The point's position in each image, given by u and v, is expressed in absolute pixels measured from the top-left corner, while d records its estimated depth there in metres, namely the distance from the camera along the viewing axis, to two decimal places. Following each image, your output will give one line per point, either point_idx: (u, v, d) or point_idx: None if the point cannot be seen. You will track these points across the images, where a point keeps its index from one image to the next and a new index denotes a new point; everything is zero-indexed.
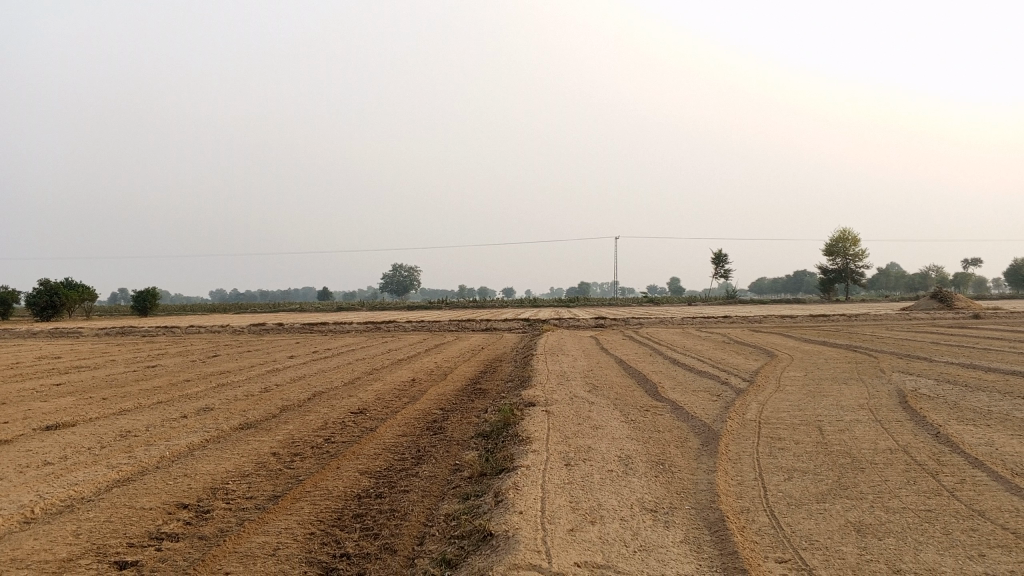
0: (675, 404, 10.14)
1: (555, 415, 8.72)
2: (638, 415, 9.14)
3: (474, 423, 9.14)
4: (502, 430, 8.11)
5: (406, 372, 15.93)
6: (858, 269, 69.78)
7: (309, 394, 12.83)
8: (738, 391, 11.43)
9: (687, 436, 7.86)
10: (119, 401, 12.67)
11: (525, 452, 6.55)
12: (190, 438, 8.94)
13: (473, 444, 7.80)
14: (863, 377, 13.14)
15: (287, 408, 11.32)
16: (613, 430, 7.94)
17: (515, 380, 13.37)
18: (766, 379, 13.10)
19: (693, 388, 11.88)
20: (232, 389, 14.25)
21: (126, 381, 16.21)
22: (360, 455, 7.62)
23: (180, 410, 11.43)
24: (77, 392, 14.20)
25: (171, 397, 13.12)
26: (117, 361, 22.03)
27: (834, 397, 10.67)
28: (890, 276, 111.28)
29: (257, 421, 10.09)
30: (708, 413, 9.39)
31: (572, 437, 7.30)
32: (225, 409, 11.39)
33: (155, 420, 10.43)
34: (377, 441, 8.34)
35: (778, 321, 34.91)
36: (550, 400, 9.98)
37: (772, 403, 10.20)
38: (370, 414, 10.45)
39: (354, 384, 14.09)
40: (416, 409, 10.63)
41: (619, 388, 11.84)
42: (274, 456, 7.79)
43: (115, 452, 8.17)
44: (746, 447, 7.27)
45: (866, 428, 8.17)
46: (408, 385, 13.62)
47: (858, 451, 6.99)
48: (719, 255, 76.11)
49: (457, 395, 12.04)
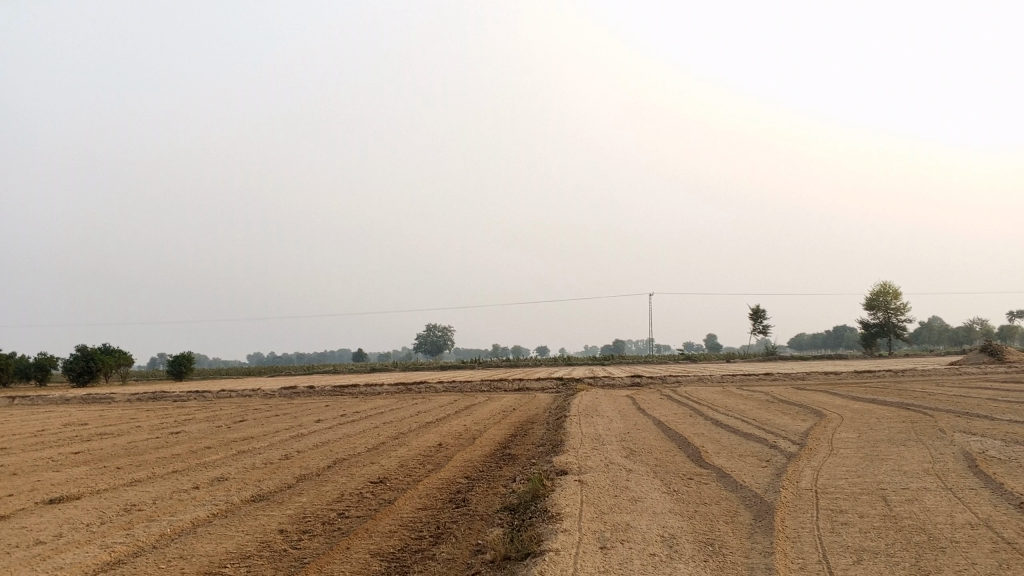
0: (720, 471, 9.32)
1: (589, 485, 7.98)
2: (681, 484, 8.35)
3: (500, 495, 8.42)
4: (530, 504, 7.38)
5: (433, 436, 15.21)
6: (900, 323, 67.96)
7: (330, 461, 12.18)
8: (788, 456, 10.55)
9: (737, 509, 7.09)
10: (132, 471, 12.12)
11: (554, 532, 5.82)
12: (195, 512, 8.33)
13: (498, 519, 7.08)
14: (923, 437, 12.14)
15: (304, 477, 10.67)
16: (654, 503, 7.17)
17: (547, 445, 12.58)
18: (816, 441, 12.14)
19: (739, 452, 11.02)
20: (252, 456, 13.64)
21: (146, 449, 15.68)
22: (374, 533, 6.95)
23: (194, 480, 10.83)
24: (93, 461, 13.69)
25: (187, 465, 12.54)
26: (142, 426, 21.56)
27: (895, 461, 9.75)
28: (932, 329, 108.48)
29: (270, 493, 9.44)
30: (758, 481, 8.56)
31: (608, 513, 6.56)
32: (239, 479, 10.78)
33: (164, 492, 9.83)
34: (394, 516, 7.64)
35: (821, 378, 33.66)
36: (584, 468, 9.22)
37: (828, 469, 9.31)
38: (390, 483, 9.76)
39: (378, 450, 13.42)
40: (439, 478, 9.93)
41: (657, 453, 11.05)
42: (280, 534, 7.12)
43: (113, 530, 7.57)
44: (804, 522, 6.47)
45: (938, 498, 7.29)
46: (433, 451, 12.92)
47: (933, 527, 6.13)
48: (756, 310, 74.64)
49: (485, 461, 11.32)
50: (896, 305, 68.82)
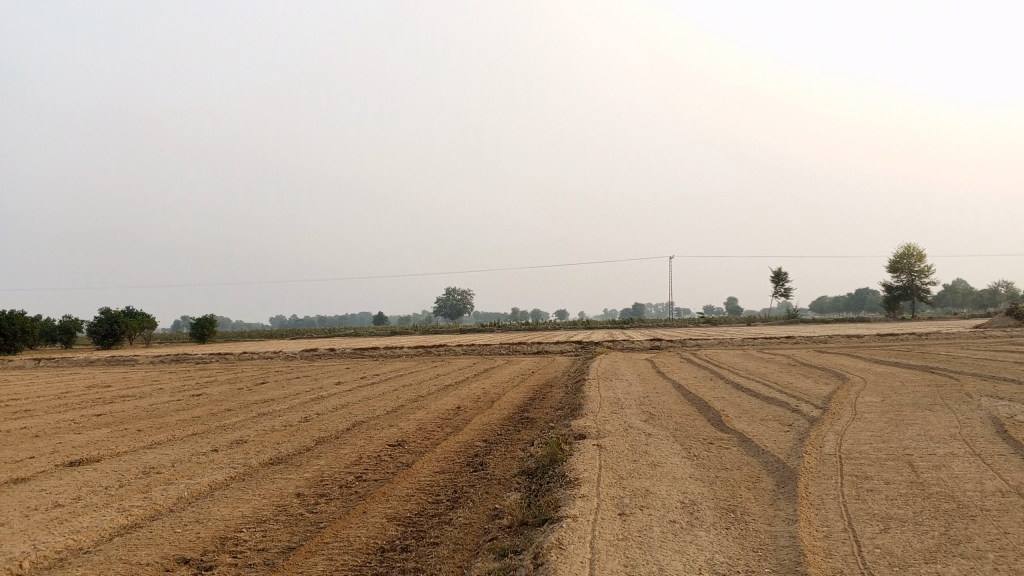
0: (742, 436, 9.17)
1: (608, 449, 7.86)
2: (701, 449, 8.23)
3: (518, 459, 8.34)
4: (549, 468, 7.28)
5: (452, 399, 15.17)
6: (924, 286, 67.17)
7: (349, 424, 12.16)
8: (811, 420, 10.39)
9: (760, 475, 6.95)
10: (153, 433, 12.17)
11: (572, 498, 5.72)
12: (213, 475, 8.31)
13: (515, 484, 6.99)
14: (949, 401, 11.93)
15: (322, 440, 10.65)
16: (674, 468, 7.05)
17: (566, 408, 12.49)
18: (839, 405, 11.96)
19: (760, 416, 10.87)
20: (271, 418, 13.65)
21: (167, 411, 15.77)
22: (391, 497, 6.89)
23: (212, 443, 10.84)
24: (114, 423, 13.77)
25: (207, 428, 12.57)
26: (164, 389, 21.71)
27: (921, 426, 9.57)
28: (957, 292, 107.23)
29: (288, 456, 9.41)
30: (780, 446, 8.42)
31: (627, 478, 6.44)
32: (258, 441, 10.78)
33: (182, 454, 9.83)
34: (411, 480, 7.57)
35: (842, 341, 33.30)
36: (603, 432, 9.11)
37: (851, 434, 9.14)
38: (408, 446, 9.71)
39: (396, 413, 13.39)
40: (457, 441, 9.86)
41: (678, 417, 10.92)
42: (297, 498, 7.08)
43: (131, 493, 7.57)
44: (828, 488, 6.33)
45: (966, 465, 7.11)
46: (452, 414, 12.88)
47: (962, 494, 5.96)
48: (778, 273, 74.00)
49: (503, 424, 11.25)
50: (921, 268, 67.96)
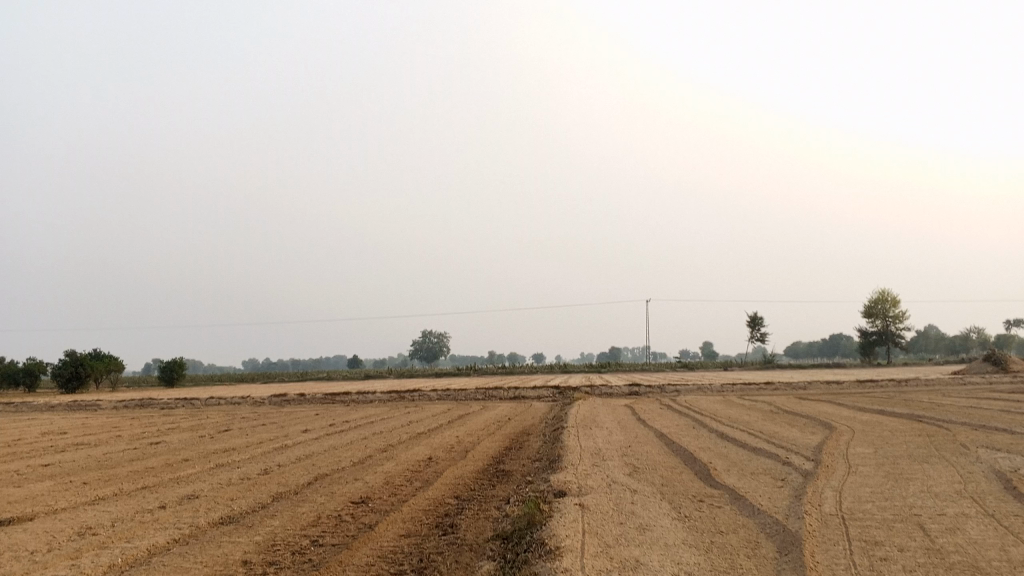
0: (734, 492, 8.52)
1: (591, 509, 7.18)
2: (692, 508, 7.57)
3: (492, 520, 7.61)
4: (526, 533, 6.58)
5: (424, 449, 14.40)
6: (899, 331, 67.23)
7: (311, 477, 11.36)
8: (805, 474, 9.76)
9: (759, 540, 6.30)
10: (99, 487, 11.27)
11: (553, 572, 5.03)
12: (154, 538, 7.50)
13: (488, 551, 6.28)
14: (946, 453, 11.34)
15: (280, 496, 9.85)
16: (664, 532, 6.37)
17: (543, 460, 11.77)
18: (832, 457, 11.32)
19: (750, 470, 10.24)
20: (229, 470, 12.77)
21: (119, 461, 14.83)
22: (348, 567, 6.15)
23: (160, 498, 9.99)
24: (59, 475, 12.84)
25: (158, 481, 11.68)
26: (122, 436, 20.66)
27: (923, 481, 8.98)
28: (930, 338, 108.03)
29: (241, 515, 8.60)
30: (776, 504, 7.78)
31: (613, 547, 5.74)
32: (210, 497, 9.96)
33: (125, 512, 8.99)
34: (373, 545, 6.85)
35: (822, 388, 32.79)
36: (584, 488, 8.41)
37: (851, 491, 8.51)
38: (373, 504, 8.96)
39: (363, 465, 12.59)
40: (426, 498, 9.11)
41: (664, 470, 10.27)
42: (243, 567, 6.30)
43: (57, 560, 6.73)
44: (838, 557, 5.68)
45: (982, 528, 6.49)
46: (423, 466, 12.12)
47: (987, 565, 5.33)
48: (754, 317, 73.94)
49: (477, 478, 10.50)
50: (896, 313, 68.07)
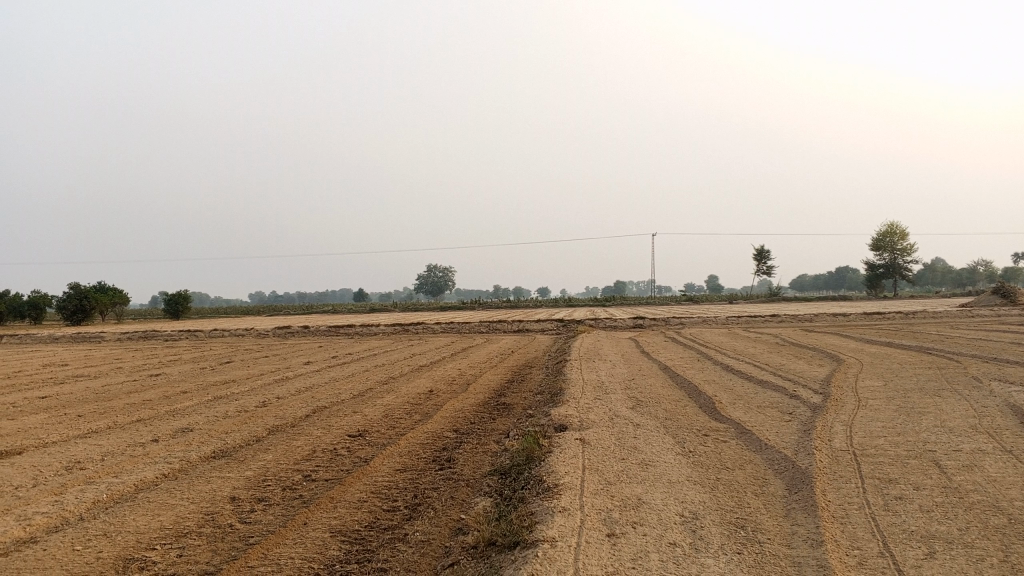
0: (740, 427, 8.24)
1: (592, 444, 6.92)
2: (697, 443, 7.30)
3: (490, 454, 7.36)
4: (524, 468, 6.31)
5: (425, 382, 14.19)
6: (907, 264, 66.68)
7: (308, 410, 11.14)
8: (813, 408, 9.48)
9: (767, 477, 6.03)
10: (93, 420, 11.07)
11: (550, 511, 4.77)
12: (142, 473, 7.28)
13: (485, 488, 6.03)
14: (958, 387, 11.04)
15: (275, 429, 9.62)
16: (669, 469, 6.09)
17: (545, 393, 11.52)
18: (840, 390, 11.03)
19: (757, 403, 9.97)
20: (226, 403, 12.57)
21: (117, 393, 14.68)
22: (338, 504, 5.90)
23: (154, 432, 9.78)
24: (55, 408, 12.66)
25: (154, 414, 11.47)
26: (123, 369, 20.53)
27: (936, 416, 8.70)
28: (935, 270, 107.45)
29: (233, 449, 8.37)
30: (784, 439, 7.50)
31: (615, 484, 5.47)
32: (205, 430, 9.74)
33: (116, 446, 8.78)
34: (366, 480, 6.61)
35: (829, 320, 32.50)
36: (586, 423, 8.14)
37: (860, 425, 8.24)
38: (369, 437, 8.72)
39: (362, 398, 12.38)
40: (424, 431, 8.87)
41: (668, 403, 10.01)
42: (231, 503, 6.08)
43: (40, 496, 6.52)
44: (850, 496, 5.40)
45: (1000, 465, 6.21)
46: (423, 399, 11.89)
47: (1009, 505, 5.04)
48: (761, 250, 73.45)
49: (477, 412, 10.25)
50: (904, 246, 67.40)
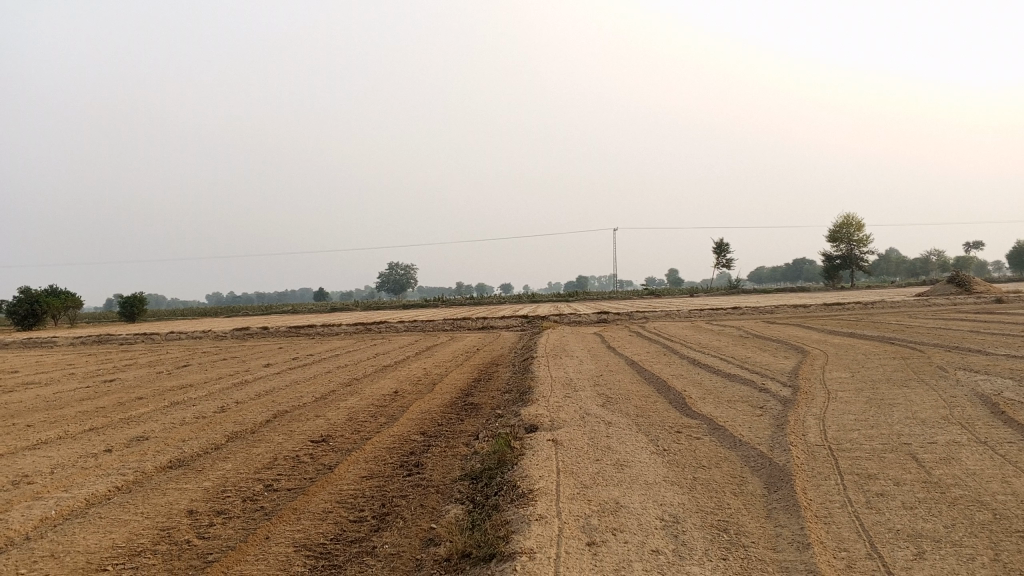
0: (713, 423, 8.12)
1: (565, 445, 6.72)
2: (671, 441, 7.15)
3: (460, 458, 7.13)
4: (496, 473, 6.10)
5: (389, 383, 13.89)
6: (863, 256, 67.71)
7: (269, 415, 10.81)
8: (783, 402, 9.40)
9: (746, 475, 5.89)
10: (43, 429, 10.61)
11: (526, 519, 4.56)
12: (94, 486, 6.92)
13: (456, 494, 5.81)
14: (924, 377, 11.05)
15: (235, 436, 9.29)
16: (645, 469, 5.92)
17: (513, 392, 11.33)
18: (809, 383, 10.98)
19: (727, 397, 9.87)
20: (184, 409, 12.16)
21: (69, 401, 14.16)
22: (302, 515, 5.63)
23: (107, 441, 9.38)
24: (2, 417, 12.13)
25: (107, 422, 11.04)
26: (75, 375, 19.88)
27: (906, 407, 8.66)
28: (891, 261, 109.45)
29: (191, 459, 8.03)
30: (758, 435, 7.39)
31: (592, 488, 5.28)
32: (161, 438, 9.37)
33: (66, 458, 8.38)
34: (332, 489, 6.33)
35: (791, 311, 32.77)
36: (557, 422, 7.94)
37: (833, 418, 8.16)
38: (334, 443, 8.43)
39: (325, 400, 12.06)
40: (391, 435, 8.60)
41: (638, 400, 9.87)
42: (188, 518, 5.77)
43: None
44: (832, 494, 5.27)
45: (977, 457, 6.14)
46: (388, 400, 11.61)
47: (992, 500, 4.95)
48: (720, 244, 74.17)
49: (444, 413, 10.00)
50: (860, 237, 68.43)
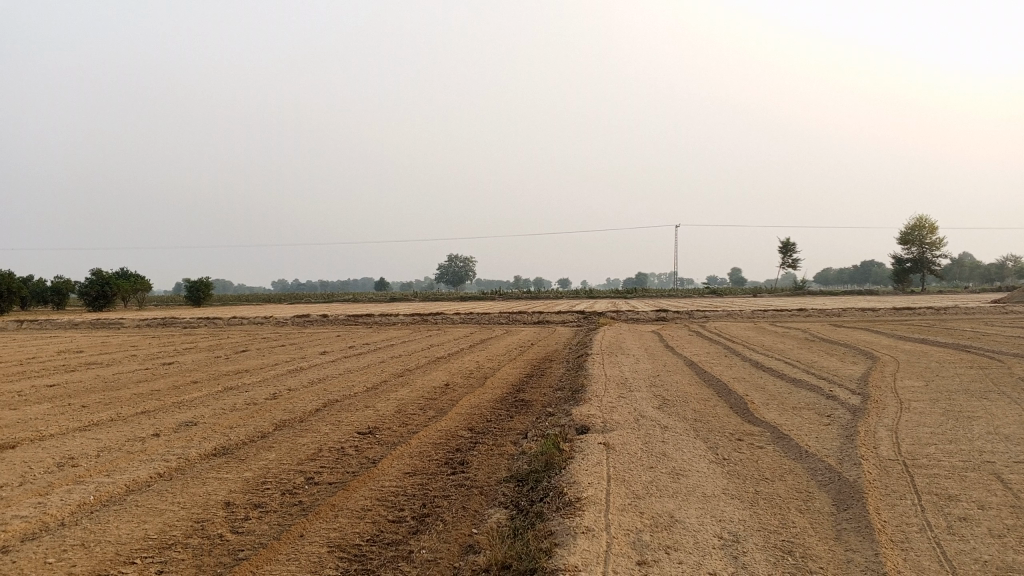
0: (777, 431, 7.66)
1: (618, 449, 6.37)
2: (731, 449, 6.73)
3: (507, 458, 6.84)
4: (543, 477, 5.78)
5: (440, 375, 13.68)
6: (935, 259, 65.36)
7: (318, 404, 10.67)
8: (853, 411, 8.86)
9: (813, 491, 5.45)
10: (97, 411, 10.67)
11: (572, 531, 4.24)
12: (136, 472, 6.83)
13: (500, 497, 5.52)
14: (1005, 389, 10.36)
15: (282, 424, 9.16)
16: (703, 480, 5.53)
17: (566, 390, 11.00)
18: (879, 391, 10.38)
19: (792, 404, 9.36)
20: (235, 394, 12.13)
21: (126, 382, 14.32)
22: (340, 512, 5.40)
23: (156, 425, 9.35)
24: (60, 397, 12.30)
25: (159, 406, 11.05)
26: (137, 357, 20.23)
27: (988, 421, 8.05)
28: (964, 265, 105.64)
29: (235, 447, 7.90)
30: (825, 446, 6.91)
31: (644, 499, 4.92)
32: (209, 424, 9.29)
33: (114, 441, 8.35)
34: (372, 485, 6.10)
35: (858, 314, 31.77)
36: (610, 424, 7.58)
37: (907, 430, 7.63)
38: (380, 436, 8.21)
39: (376, 391, 11.90)
40: (437, 430, 8.34)
41: (696, 403, 9.43)
42: (224, 510, 5.59)
43: (24, 496, 6.08)
44: (909, 517, 4.81)
45: None
46: (439, 393, 11.40)
47: None
48: (786, 243, 72.52)
49: (494, 409, 9.72)
50: (932, 240, 66.09)
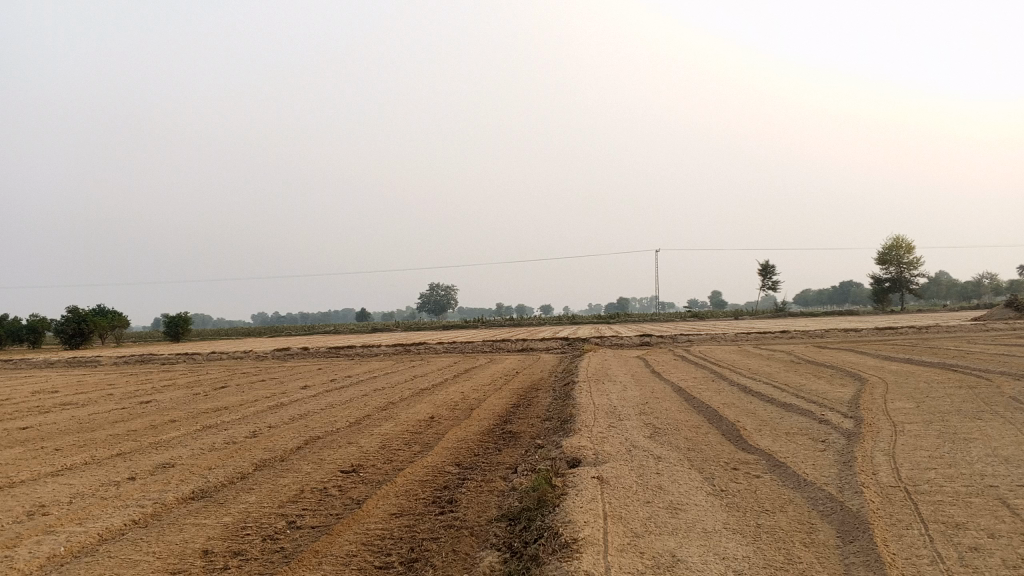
0: (772, 458, 7.48)
1: (612, 483, 6.16)
2: (727, 479, 6.54)
3: (497, 495, 6.61)
4: (536, 515, 5.56)
5: (425, 407, 13.41)
6: (913, 278, 65.84)
7: (300, 441, 10.38)
8: (847, 435, 8.70)
9: (816, 523, 5.26)
10: (70, 454, 10.32)
11: None
12: (110, 519, 6.53)
13: (491, 538, 5.29)
14: (997, 409, 10.25)
15: (262, 464, 8.86)
16: (703, 514, 5.32)
17: (555, 420, 10.77)
18: (871, 414, 10.24)
19: (784, 429, 9.19)
20: (214, 433, 11.80)
21: (102, 423, 13.93)
22: (324, 559, 5.15)
23: (130, 468, 9.03)
24: (33, 440, 11.92)
25: (135, 447, 10.71)
26: (113, 396, 19.77)
27: (985, 442, 7.92)
28: (941, 283, 106.69)
29: (214, 489, 7.61)
30: (823, 473, 6.73)
31: (643, 537, 4.72)
32: (187, 466, 8.97)
33: (88, 486, 8.03)
34: (358, 528, 5.84)
35: (841, 335, 31.82)
36: (602, 456, 7.37)
37: (904, 455, 7.48)
38: (364, 474, 7.95)
39: (359, 426, 11.61)
40: (424, 466, 8.09)
41: (688, 431, 9.24)
42: (202, 559, 5.32)
43: None
44: (918, 548, 4.63)
45: None
46: (424, 427, 11.13)
47: None
48: (766, 266, 72.94)
49: (481, 442, 9.48)
50: (910, 259, 66.65)
